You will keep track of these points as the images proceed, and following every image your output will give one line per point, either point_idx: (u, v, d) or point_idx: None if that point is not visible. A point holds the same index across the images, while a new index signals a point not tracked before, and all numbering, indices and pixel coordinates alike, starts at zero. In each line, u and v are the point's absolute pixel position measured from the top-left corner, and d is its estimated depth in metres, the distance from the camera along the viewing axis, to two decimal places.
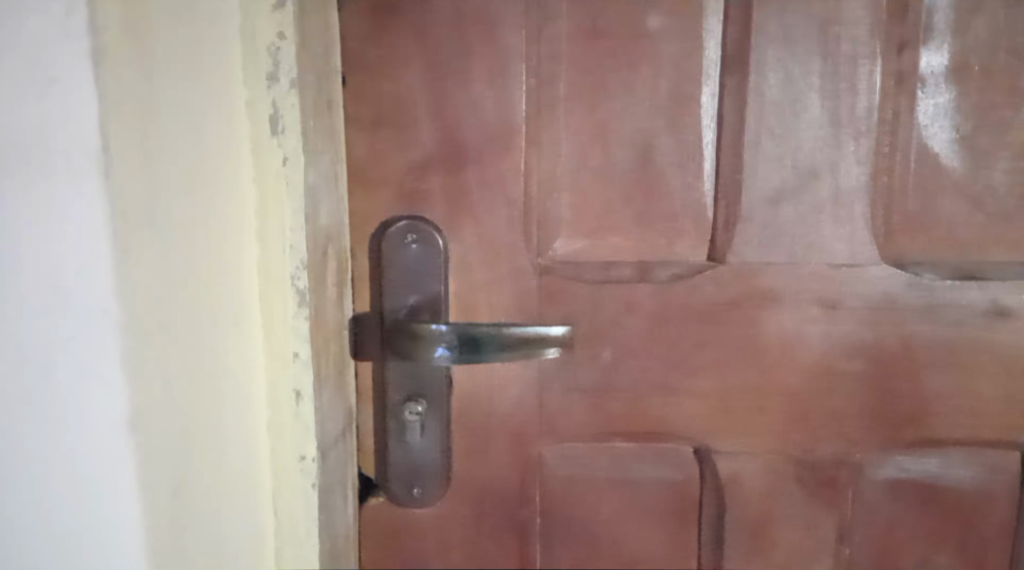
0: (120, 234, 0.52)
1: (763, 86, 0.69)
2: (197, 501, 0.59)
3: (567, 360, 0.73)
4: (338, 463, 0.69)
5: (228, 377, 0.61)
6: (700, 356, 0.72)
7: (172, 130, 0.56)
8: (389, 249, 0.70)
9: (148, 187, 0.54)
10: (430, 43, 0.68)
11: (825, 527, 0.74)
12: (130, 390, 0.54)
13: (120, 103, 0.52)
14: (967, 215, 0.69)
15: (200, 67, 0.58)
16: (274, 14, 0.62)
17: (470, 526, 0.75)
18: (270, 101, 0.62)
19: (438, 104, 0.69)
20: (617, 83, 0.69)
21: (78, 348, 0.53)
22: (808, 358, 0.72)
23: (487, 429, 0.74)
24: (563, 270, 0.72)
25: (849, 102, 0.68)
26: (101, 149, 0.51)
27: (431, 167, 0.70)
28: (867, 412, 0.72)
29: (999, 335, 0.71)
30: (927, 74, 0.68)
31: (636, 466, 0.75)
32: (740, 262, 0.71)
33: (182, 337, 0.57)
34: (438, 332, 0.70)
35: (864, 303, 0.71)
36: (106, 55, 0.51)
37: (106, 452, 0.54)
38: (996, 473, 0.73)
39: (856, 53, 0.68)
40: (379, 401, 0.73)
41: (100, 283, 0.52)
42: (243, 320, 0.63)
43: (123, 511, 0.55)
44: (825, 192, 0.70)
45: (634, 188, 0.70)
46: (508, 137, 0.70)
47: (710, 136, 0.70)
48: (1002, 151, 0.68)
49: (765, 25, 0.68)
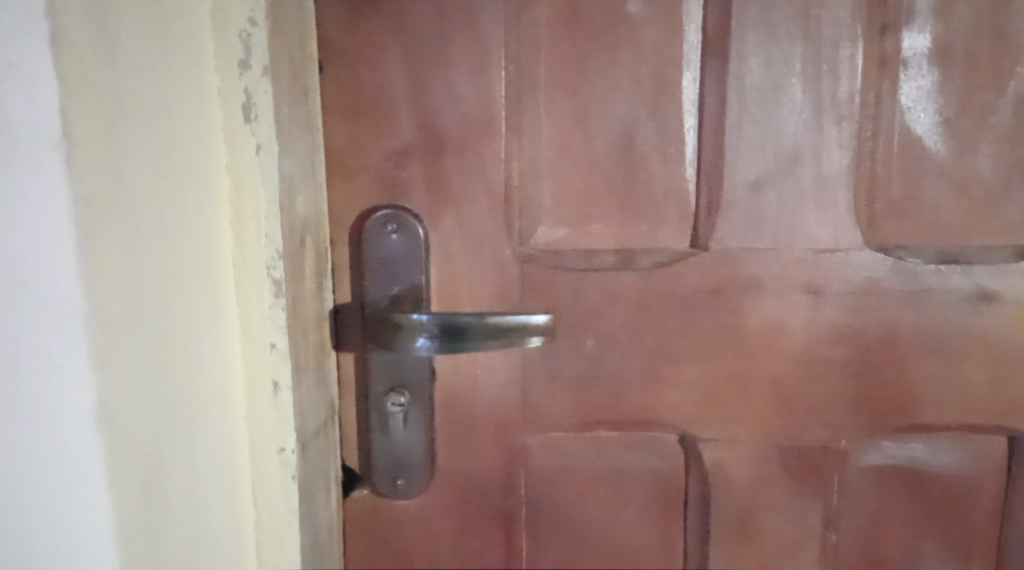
0: (83, 222, 0.52)
1: (743, 71, 0.68)
2: (171, 491, 0.58)
3: (551, 348, 0.72)
4: (319, 453, 0.70)
5: (202, 368, 0.61)
6: (684, 344, 0.72)
7: (139, 118, 0.55)
8: (369, 240, 0.70)
9: (114, 176, 0.54)
10: (409, 30, 0.68)
11: (812, 515, 0.74)
12: (97, 378, 0.54)
13: (81, 90, 0.52)
14: (952, 199, 0.69)
15: (169, 55, 0.58)
16: (244, 2, 0.61)
17: (456, 516, 0.75)
18: (243, 90, 0.61)
19: (417, 92, 0.68)
20: (598, 68, 0.68)
21: (50, 339, 0.54)
22: (793, 345, 0.71)
23: (471, 419, 0.74)
24: (545, 259, 0.71)
25: (831, 85, 0.68)
26: (63, 136, 0.52)
27: (411, 156, 0.69)
28: (851, 399, 0.72)
29: (984, 320, 0.70)
30: (910, 58, 0.67)
31: (621, 455, 0.74)
32: (723, 249, 0.70)
33: (155, 328, 0.57)
34: (419, 322, 0.68)
35: (849, 289, 0.70)
36: (66, 42, 0.51)
37: (75, 441, 0.54)
38: (982, 458, 0.73)
39: (837, 36, 0.67)
40: (362, 392, 0.72)
41: (65, 272, 0.53)
42: (219, 312, 0.62)
43: (94, 502, 0.55)
44: (808, 177, 0.69)
45: (617, 175, 0.70)
46: (489, 125, 0.69)
47: (691, 122, 0.69)
48: (986, 135, 0.68)
49: (746, 10, 0.67)
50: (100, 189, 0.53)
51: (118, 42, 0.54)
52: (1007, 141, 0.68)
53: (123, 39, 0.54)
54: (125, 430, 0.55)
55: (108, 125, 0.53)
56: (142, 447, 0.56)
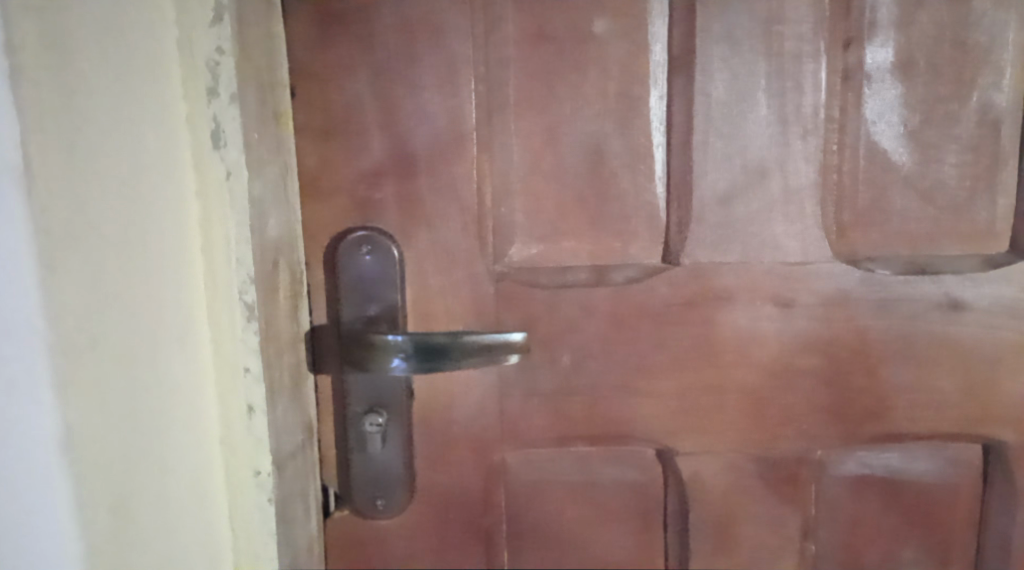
0: (44, 251, 0.53)
1: (709, 87, 0.69)
2: (141, 515, 0.59)
3: (527, 364, 0.73)
4: (298, 474, 0.70)
5: (174, 392, 0.61)
6: (658, 358, 0.72)
7: (100, 146, 0.56)
8: (344, 261, 0.70)
9: (76, 204, 0.54)
10: (377, 53, 0.68)
11: (790, 525, 0.74)
12: (61, 405, 0.54)
13: (41, 120, 0.53)
14: (919, 208, 0.70)
15: (134, 84, 0.58)
16: (211, 29, 0.61)
17: (436, 534, 0.75)
18: (211, 116, 0.62)
19: (388, 113, 0.69)
20: (567, 86, 0.69)
21: (12, 367, 0.54)
22: (766, 356, 0.72)
23: (449, 436, 0.74)
24: (519, 276, 0.72)
25: (795, 100, 0.69)
26: (23, 167, 0.52)
27: (383, 177, 0.70)
28: (824, 409, 0.72)
29: (954, 327, 0.71)
30: (874, 71, 0.68)
31: (599, 469, 0.75)
32: (694, 262, 0.71)
33: (119, 352, 0.57)
34: (393, 342, 0.69)
35: (819, 300, 0.71)
36: (24, 73, 0.52)
37: (40, 468, 0.55)
38: (957, 465, 0.73)
39: (801, 51, 0.68)
40: (340, 412, 0.72)
41: (27, 301, 0.53)
42: (190, 336, 0.63)
43: (61, 528, 0.56)
44: (776, 189, 0.70)
45: (587, 192, 0.70)
46: (460, 144, 0.70)
47: (660, 139, 0.70)
48: (950, 145, 0.69)
49: (710, 26, 0.68)
50: (61, 217, 0.54)
51: (79, 73, 0.55)
52: (972, 151, 0.69)
53: (84, 71, 0.55)
54: (91, 457, 0.56)
55: (67, 155, 0.54)
56: (109, 472, 0.57)
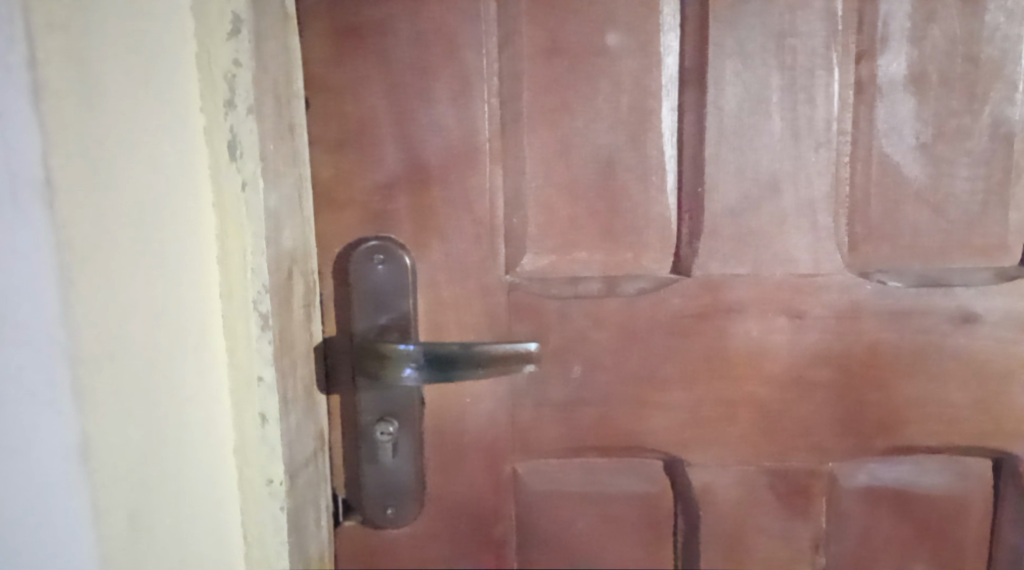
0: (62, 263, 0.54)
1: (721, 100, 0.69)
2: (156, 523, 0.59)
3: (538, 375, 0.73)
4: (310, 483, 0.70)
5: (190, 400, 0.62)
6: (670, 369, 0.72)
7: (120, 159, 0.57)
8: (357, 270, 0.71)
9: (96, 216, 0.55)
10: (392, 65, 0.69)
11: (801, 538, 0.74)
12: (81, 416, 0.55)
13: (62, 134, 0.53)
14: (931, 222, 0.70)
15: (153, 96, 0.59)
16: (228, 42, 0.62)
17: (446, 544, 0.75)
18: (228, 128, 0.62)
19: (402, 125, 0.69)
20: (579, 98, 0.70)
21: (32, 375, 0.55)
22: (776, 368, 0.72)
23: (460, 446, 0.74)
24: (531, 286, 0.72)
25: (807, 112, 0.69)
26: (45, 181, 0.53)
27: (396, 188, 0.70)
28: (835, 421, 0.72)
29: (966, 341, 0.71)
30: (885, 83, 0.68)
31: (610, 480, 0.75)
32: (705, 274, 0.71)
33: (136, 362, 0.58)
34: (406, 352, 0.69)
35: (831, 312, 0.71)
36: (47, 88, 0.52)
37: (57, 476, 0.56)
38: (968, 478, 0.73)
39: (813, 64, 0.68)
40: (351, 421, 0.73)
41: (47, 311, 0.54)
42: (205, 344, 0.63)
43: (77, 537, 0.56)
44: (788, 201, 0.70)
45: (599, 203, 0.71)
46: (472, 156, 0.70)
47: (671, 151, 0.70)
48: (962, 159, 0.69)
49: (722, 40, 0.68)
50: (81, 229, 0.54)
51: (99, 87, 0.55)
52: (984, 165, 0.69)
53: (104, 84, 0.56)
54: (109, 466, 0.56)
55: (86, 169, 0.54)
56: (127, 481, 0.57)
